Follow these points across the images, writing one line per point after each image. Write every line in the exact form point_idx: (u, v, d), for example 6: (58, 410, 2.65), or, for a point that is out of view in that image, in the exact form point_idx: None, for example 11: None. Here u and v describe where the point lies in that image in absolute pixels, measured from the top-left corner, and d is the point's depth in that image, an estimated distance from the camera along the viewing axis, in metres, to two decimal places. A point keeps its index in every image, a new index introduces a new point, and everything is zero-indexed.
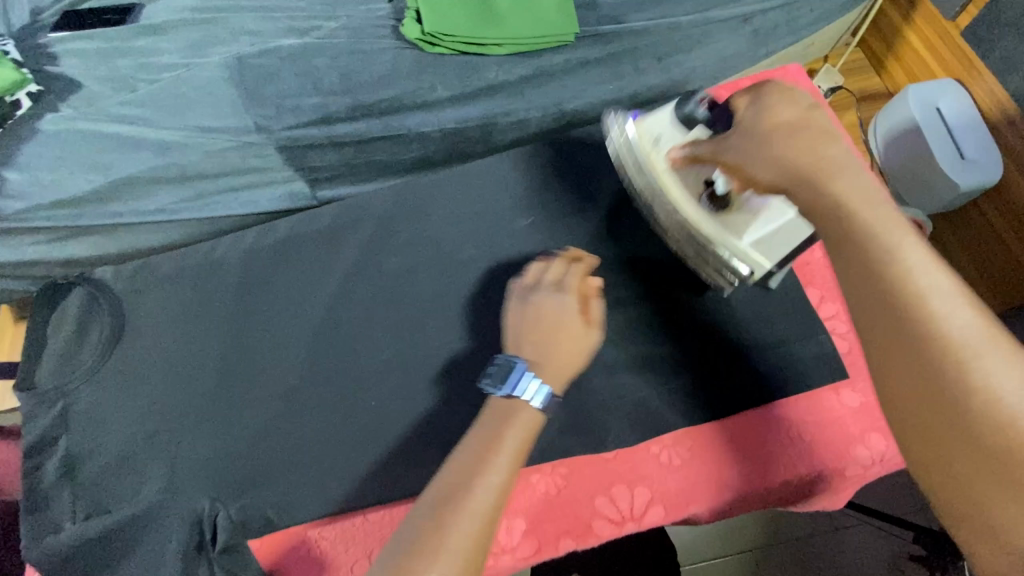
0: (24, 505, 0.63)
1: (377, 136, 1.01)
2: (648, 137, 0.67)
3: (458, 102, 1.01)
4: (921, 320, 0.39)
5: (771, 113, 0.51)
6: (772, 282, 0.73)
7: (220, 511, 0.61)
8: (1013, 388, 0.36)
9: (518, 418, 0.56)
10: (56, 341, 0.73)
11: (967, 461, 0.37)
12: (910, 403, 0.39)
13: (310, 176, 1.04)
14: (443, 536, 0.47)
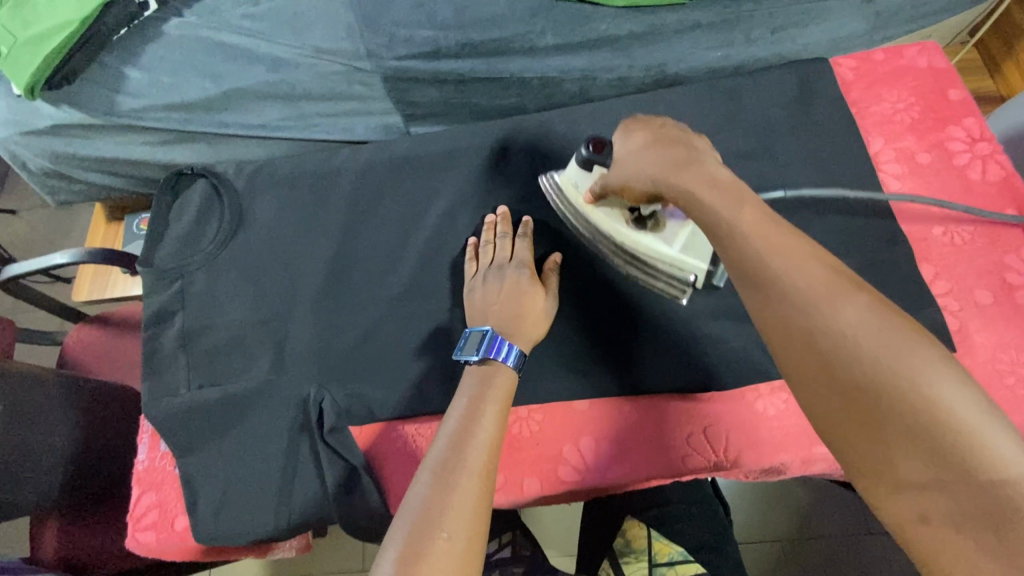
0: (146, 366, 0.69)
1: (480, 76, 1.02)
2: (569, 186, 0.70)
3: (563, 52, 1.02)
4: (782, 287, 0.47)
5: (634, 137, 0.60)
6: (720, 282, 0.70)
7: (325, 396, 0.64)
8: (860, 328, 0.44)
9: (496, 381, 0.60)
10: (176, 226, 0.77)
11: (845, 414, 0.43)
12: (795, 366, 0.46)
13: (407, 111, 1.07)
14: (449, 496, 0.49)
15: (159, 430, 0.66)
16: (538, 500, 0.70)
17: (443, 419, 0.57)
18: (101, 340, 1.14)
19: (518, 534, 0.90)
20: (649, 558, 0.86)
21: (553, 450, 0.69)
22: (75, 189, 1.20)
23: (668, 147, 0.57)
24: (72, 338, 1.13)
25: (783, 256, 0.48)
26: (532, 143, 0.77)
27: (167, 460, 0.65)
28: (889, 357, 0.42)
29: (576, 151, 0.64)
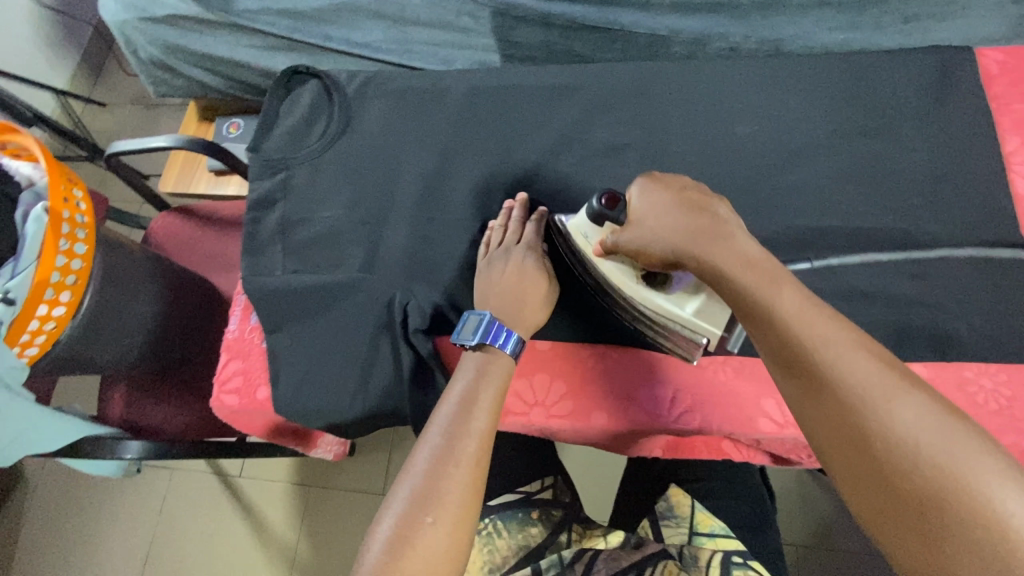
0: (247, 245, 0.72)
1: (590, 24, 1.01)
2: (579, 236, 0.67)
3: (678, 12, 1.00)
4: (830, 378, 0.50)
5: (654, 200, 0.60)
6: (731, 347, 0.67)
7: (412, 300, 0.67)
8: (909, 425, 0.46)
9: (493, 368, 0.61)
10: (286, 122, 0.80)
11: (899, 514, 0.46)
12: (846, 461, 0.49)
13: (506, 50, 1.06)
14: (437, 485, 0.52)
15: (251, 305, 0.71)
16: (602, 434, 0.72)
17: (442, 399, 0.59)
18: (181, 228, 1.19)
19: (559, 479, 0.86)
20: (690, 526, 0.80)
21: (625, 390, 0.71)
22: (175, 83, 1.24)
23: (693, 217, 0.58)
24: (155, 224, 1.19)
25: (833, 347, 0.50)
26: (641, 96, 0.78)
27: (256, 334, 0.69)
28: (946, 463, 0.45)
29: (587, 204, 0.61)
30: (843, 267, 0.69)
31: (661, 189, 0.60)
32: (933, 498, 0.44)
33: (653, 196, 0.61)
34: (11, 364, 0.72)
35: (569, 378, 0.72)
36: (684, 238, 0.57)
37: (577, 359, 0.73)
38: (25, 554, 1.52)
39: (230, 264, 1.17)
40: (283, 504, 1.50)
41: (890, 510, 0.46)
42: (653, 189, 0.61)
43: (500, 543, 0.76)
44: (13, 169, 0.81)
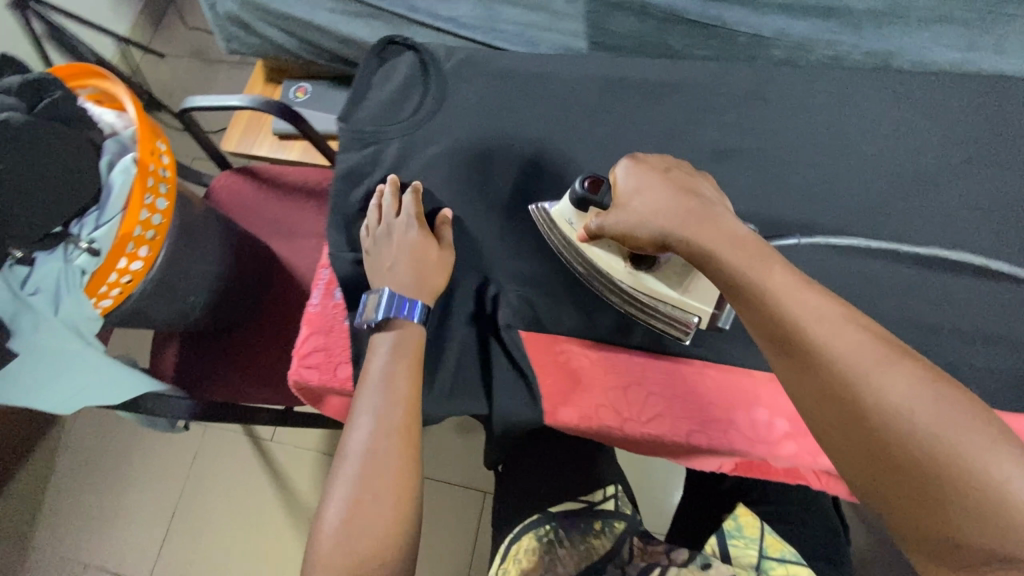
0: (335, 219, 0.72)
1: (690, 18, 0.96)
2: (562, 223, 0.65)
3: (784, 14, 0.95)
4: (818, 361, 0.49)
5: (638, 180, 0.60)
6: (722, 324, 0.63)
7: (500, 290, 0.69)
8: (898, 399, 0.46)
9: (407, 336, 0.63)
10: (379, 93, 0.77)
11: (890, 486, 0.45)
12: (842, 446, 0.48)
13: (593, 37, 1.01)
14: (371, 463, 0.58)
15: (336, 281, 0.70)
16: (694, 455, 0.63)
17: (365, 379, 0.62)
18: (241, 189, 1.17)
19: (620, 488, 0.89)
20: (758, 548, 0.82)
21: (725, 412, 0.62)
22: (248, 41, 1.21)
23: (679, 196, 0.57)
24: (218, 182, 1.18)
25: (820, 328, 0.50)
26: (751, 115, 0.82)
27: (339, 311, 0.68)
28: (933, 427, 0.44)
29: (572, 190, 0.61)
30: (940, 292, 0.74)
31: (645, 167, 0.61)
32: (923, 462, 0.44)
33: (637, 173, 0.60)
34: (88, 313, 0.71)
35: (665, 391, 0.63)
36: (670, 216, 0.57)
37: (678, 373, 0.63)
38: (56, 494, 1.55)
39: (288, 230, 1.15)
40: (311, 472, 1.51)
41: (878, 474, 0.46)
42: (638, 167, 0.61)
43: (561, 552, 0.80)
44: (97, 115, 0.80)
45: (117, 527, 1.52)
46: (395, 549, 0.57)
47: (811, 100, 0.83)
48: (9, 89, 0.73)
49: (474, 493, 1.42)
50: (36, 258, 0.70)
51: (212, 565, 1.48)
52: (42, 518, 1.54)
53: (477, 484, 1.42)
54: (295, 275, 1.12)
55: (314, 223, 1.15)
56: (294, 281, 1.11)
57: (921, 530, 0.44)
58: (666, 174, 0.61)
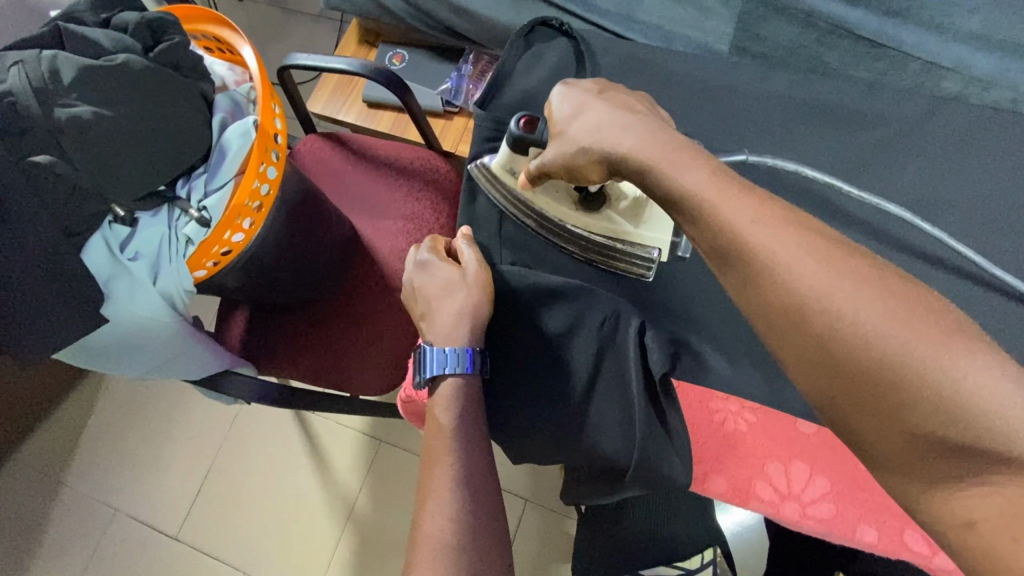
0: None
1: (859, 34, 0.85)
2: (504, 174, 0.64)
3: (968, 44, 0.83)
4: (780, 282, 0.43)
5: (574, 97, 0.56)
6: (682, 254, 0.63)
7: (645, 330, 0.61)
8: (861, 313, 0.40)
9: (460, 388, 0.63)
10: (525, 79, 0.69)
11: (866, 409, 0.41)
12: (813, 376, 0.43)
13: (742, 40, 0.89)
14: (454, 541, 0.55)
15: None
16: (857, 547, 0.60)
17: (439, 442, 0.61)
18: (329, 156, 1.10)
19: (719, 552, 0.86)
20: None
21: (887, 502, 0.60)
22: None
23: (612, 113, 0.54)
24: (304, 146, 1.12)
25: (770, 243, 0.44)
26: (953, 158, 0.70)
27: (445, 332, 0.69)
28: (884, 330, 0.39)
29: (507, 131, 0.58)
30: None
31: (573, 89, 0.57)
32: (880, 370, 0.39)
33: (566, 97, 0.57)
34: (185, 285, 0.66)
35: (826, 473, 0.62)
36: (607, 135, 0.53)
37: (840, 457, 0.62)
38: (93, 436, 1.53)
39: (371, 208, 1.08)
40: (352, 451, 1.47)
41: (840, 393, 0.42)
42: (569, 91, 0.57)
43: None
44: (210, 66, 0.74)
45: (150, 478, 1.50)
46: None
47: (1013, 139, 0.70)
48: (126, 26, 0.66)
49: (515, 500, 1.35)
50: (138, 218, 0.64)
51: (239, 530, 1.45)
52: (79, 457, 1.52)
53: (518, 490, 1.36)
54: (376, 257, 1.04)
55: (401, 204, 1.07)
56: (372, 260, 1.04)
57: (888, 445, 0.40)
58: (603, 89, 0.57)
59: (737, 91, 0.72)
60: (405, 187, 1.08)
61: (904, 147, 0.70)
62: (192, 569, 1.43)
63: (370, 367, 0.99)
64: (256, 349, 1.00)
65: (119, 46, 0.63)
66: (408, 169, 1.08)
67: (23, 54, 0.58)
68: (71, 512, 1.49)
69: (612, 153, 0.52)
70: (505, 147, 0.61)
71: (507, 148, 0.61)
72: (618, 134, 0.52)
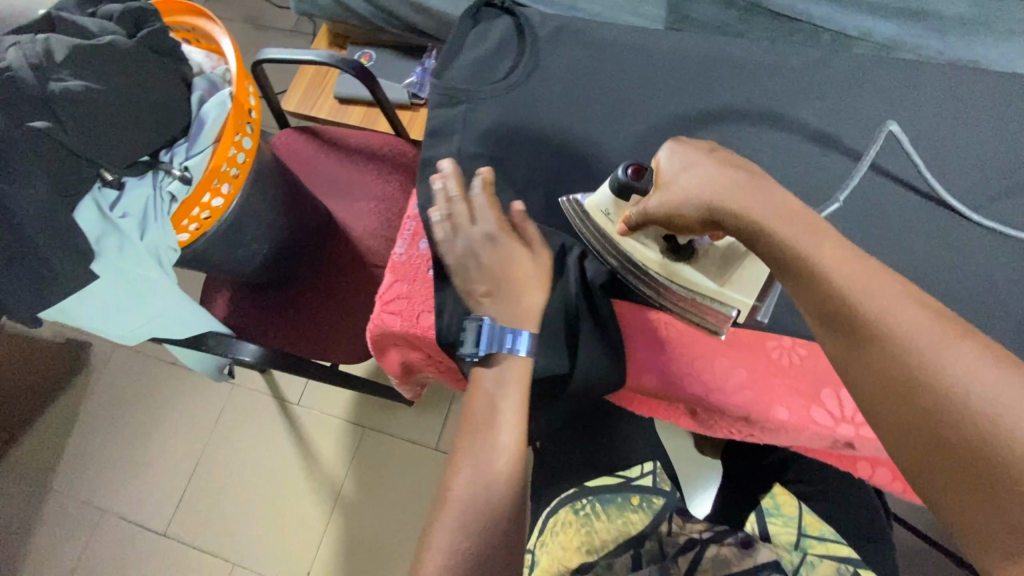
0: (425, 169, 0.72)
1: (773, 11, 0.95)
2: (597, 213, 0.63)
3: (872, 15, 0.94)
4: (882, 338, 0.45)
5: (684, 157, 0.56)
6: (762, 318, 0.60)
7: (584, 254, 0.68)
8: (972, 384, 0.41)
9: (512, 370, 0.60)
10: (474, 52, 0.77)
11: (947, 476, 0.41)
12: (899, 432, 0.44)
13: (674, 22, 1.00)
14: (482, 510, 0.56)
15: (421, 232, 0.69)
16: (781, 436, 0.60)
17: (466, 425, 0.60)
18: (303, 147, 1.18)
19: (659, 466, 0.84)
20: (797, 527, 0.79)
21: (809, 386, 0.59)
22: (322, 3, 1.23)
23: (723, 172, 0.54)
24: (281, 140, 1.19)
25: (882, 309, 0.46)
26: (867, 98, 0.76)
27: (425, 261, 0.67)
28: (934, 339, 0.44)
29: (614, 175, 0.59)
30: None
31: (687, 150, 0.57)
32: (978, 446, 0.40)
33: (678, 157, 0.57)
34: (169, 244, 0.73)
35: (750, 364, 0.60)
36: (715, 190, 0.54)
37: (761, 347, 0.61)
38: (82, 437, 1.56)
39: (344, 193, 1.15)
40: (337, 440, 1.51)
41: (929, 460, 0.42)
42: (681, 151, 0.58)
43: (599, 525, 0.75)
44: (187, 54, 0.81)
45: (137, 478, 1.52)
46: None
47: (917, 78, 0.76)
48: (111, 16, 0.73)
49: None
50: (126, 181, 0.69)
51: (228, 524, 1.47)
52: (68, 459, 1.55)
53: None
54: (350, 236, 1.11)
55: (372, 187, 1.14)
56: (346, 240, 1.10)
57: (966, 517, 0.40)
58: (713, 150, 0.58)
59: (664, 51, 0.79)
60: (380, 175, 1.15)
61: (827, 92, 0.77)
62: (181, 563, 1.45)
63: (343, 337, 1.05)
64: (242, 324, 1.05)
65: (105, 30, 0.71)
66: (380, 154, 1.16)
67: (20, 38, 0.66)
68: (58, 517, 1.50)
69: (717, 209, 0.53)
70: (609, 192, 0.61)
71: (610, 194, 0.61)
72: (726, 192, 0.53)
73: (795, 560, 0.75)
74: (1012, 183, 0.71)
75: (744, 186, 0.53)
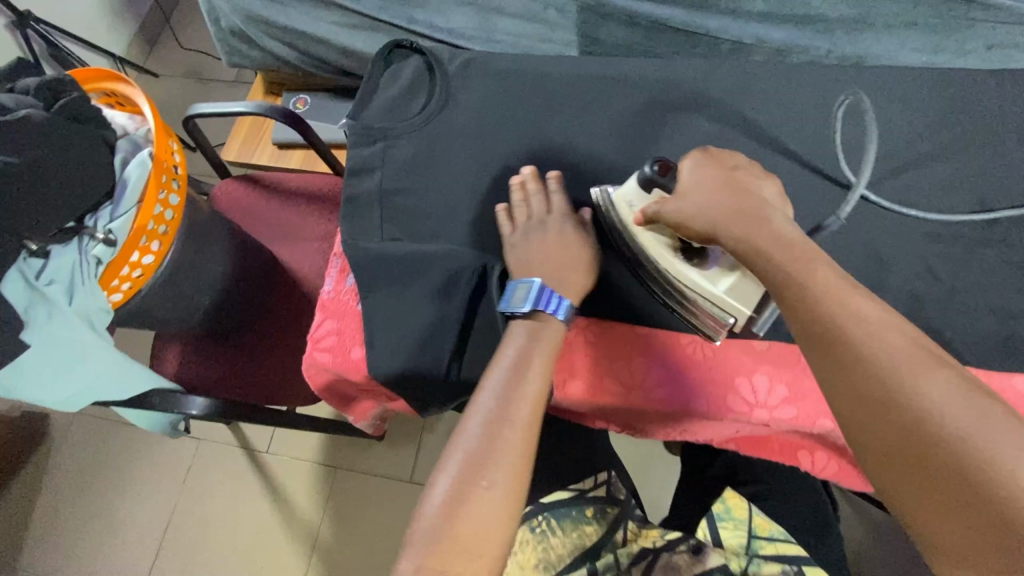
0: (349, 207, 0.75)
1: (675, 26, 1.01)
2: (622, 204, 0.65)
3: (765, 22, 1.00)
4: (858, 359, 0.47)
5: (705, 172, 0.59)
6: (757, 329, 0.62)
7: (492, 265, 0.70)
8: (943, 403, 0.44)
9: (545, 332, 0.62)
10: (388, 93, 0.81)
11: (936, 496, 0.43)
12: (886, 454, 0.45)
13: (586, 46, 1.05)
14: (496, 451, 0.56)
15: (348, 268, 0.72)
16: (702, 424, 0.64)
17: (492, 367, 0.61)
18: (243, 195, 1.19)
19: (613, 474, 0.84)
20: (748, 529, 0.77)
21: (724, 376, 0.63)
22: (251, 55, 1.24)
23: (738, 196, 0.57)
24: (221, 190, 1.20)
25: (863, 331, 0.48)
26: (764, 99, 0.81)
27: (352, 295, 0.70)
28: (856, 326, 0.48)
29: (644, 169, 0.61)
30: (959, 254, 0.70)
31: (710, 165, 0.60)
32: (961, 468, 0.42)
33: (700, 169, 0.60)
34: (100, 306, 0.73)
35: (666, 361, 0.64)
36: (724, 210, 0.56)
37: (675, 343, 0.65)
38: (46, 514, 1.51)
39: (288, 235, 1.17)
40: (309, 482, 1.50)
41: (921, 481, 0.43)
42: (704, 165, 0.60)
43: (554, 541, 0.75)
44: (109, 117, 0.83)
45: (106, 544, 1.48)
46: (500, 542, 0.53)
47: (805, 79, 0.82)
48: (28, 89, 0.75)
49: None
50: (51, 250, 0.70)
51: None
52: (33, 539, 1.49)
53: None
54: (295, 278, 1.12)
55: (314, 228, 1.16)
56: (292, 283, 1.12)
57: (946, 537, 0.42)
58: (736, 169, 0.60)
59: (571, 73, 0.83)
60: (320, 215, 1.17)
61: (727, 99, 0.81)
62: None
63: (297, 380, 1.05)
64: (190, 378, 1.05)
65: (20, 105, 0.72)
66: (318, 194, 1.17)
67: None
68: None
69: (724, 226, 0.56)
70: (635, 183, 0.63)
71: (636, 185, 0.63)
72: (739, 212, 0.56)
73: (742, 561, 0.73)
74: (905, 164, 0.75)
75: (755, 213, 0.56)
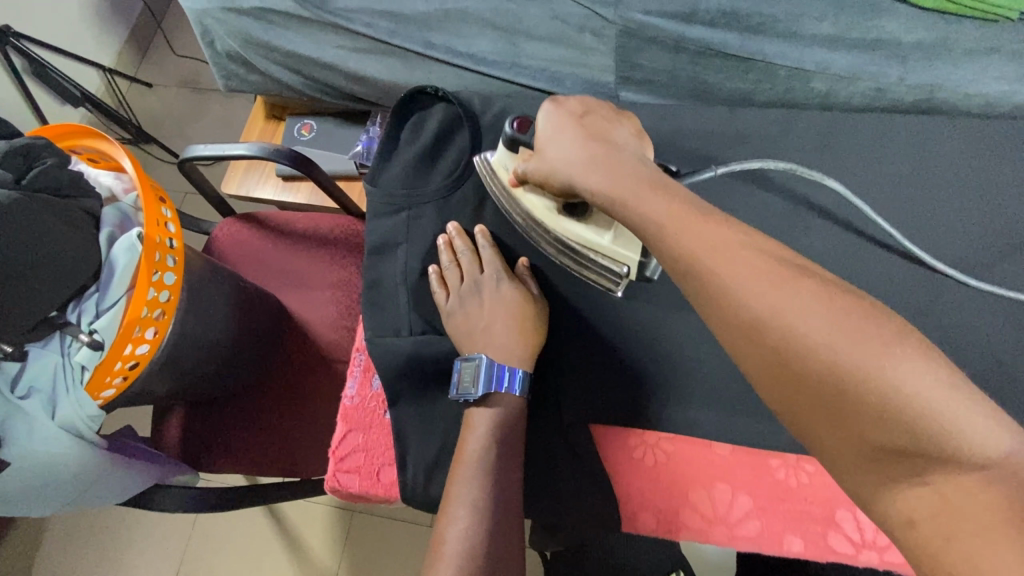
0: (374, 294, 0.70)
1: (728, 51, 0.88)
2: (499, 170, 0.66)
3: (829, 47, 0.88)
4: (739, 310, 0.43)
5: (557, 120, 0.58)
6: (651, 274, 0.64)
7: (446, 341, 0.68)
8: (819, 331, 0.39)
9: (504, 404, 0.62)
10: (411, 150, 0.74)
11: (834, 431, 0.40)
12: (790, 403, 0.41)
13: (622, 74, 0.95)
14: (477, 553, 0.55)
15: (372, 368, 0.71)
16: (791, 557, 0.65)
17: (459, 465, 0.59)
18: (246, 239, 1.08)
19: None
20: None
21: (821, 511, 0.64)
22: (250, 79, 1.13)
23: (589, 143, 0.55)
24: (222, 231, 1.09)
25: (736, 270, 0.43)
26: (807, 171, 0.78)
27: (378, 403, 0.70)
28: (770, 301, 0.41)
29: (504, 132, 0.61)
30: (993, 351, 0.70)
31: (559, 114, 0.58)
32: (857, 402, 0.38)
33: (551, 121, 0.58)
34: (87, 412, 0.66)
35: (755, 490, 0.65)
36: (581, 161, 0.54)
37: (763, 470, 0.65)
38: (48, 563, 1.44)
39: (297, 283, 1.07)
40: (325, 528, 1.42)
41: (826, 419, 0.40)
42: (555, 116, 0.58)
43: None
44: (93, 179, 0.72)
45: None
46: None
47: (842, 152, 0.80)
48: None
49: None
50: (29, 350, 0.63)
51: None
52: None
53: None
54: (306, 330, 1.03)
55: (326, 274, 1.06)
56: (304, 338, 1.02)
57: (843, 457, 0.39)
58: (587, 112, 0.59)
59: None
60: (332, 260, 1.07)
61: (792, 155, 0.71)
62: None
63: (315, 448, 0.96)
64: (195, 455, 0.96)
65: None
66: (331, 238, 1.07)
67: None
68: None
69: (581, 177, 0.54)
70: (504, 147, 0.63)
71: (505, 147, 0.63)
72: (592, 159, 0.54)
73: None
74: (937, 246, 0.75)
75: (609, 156, 0.54)
